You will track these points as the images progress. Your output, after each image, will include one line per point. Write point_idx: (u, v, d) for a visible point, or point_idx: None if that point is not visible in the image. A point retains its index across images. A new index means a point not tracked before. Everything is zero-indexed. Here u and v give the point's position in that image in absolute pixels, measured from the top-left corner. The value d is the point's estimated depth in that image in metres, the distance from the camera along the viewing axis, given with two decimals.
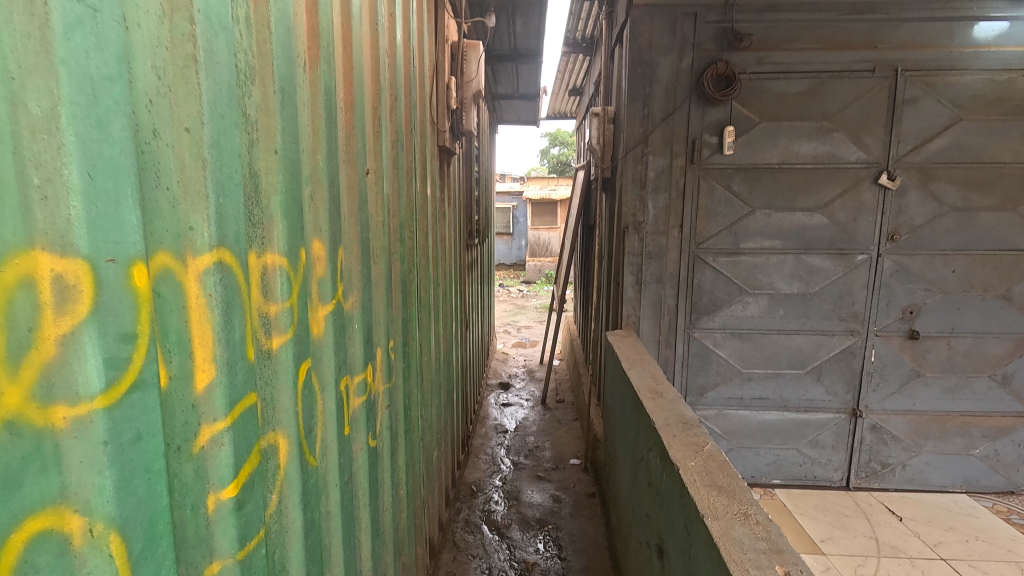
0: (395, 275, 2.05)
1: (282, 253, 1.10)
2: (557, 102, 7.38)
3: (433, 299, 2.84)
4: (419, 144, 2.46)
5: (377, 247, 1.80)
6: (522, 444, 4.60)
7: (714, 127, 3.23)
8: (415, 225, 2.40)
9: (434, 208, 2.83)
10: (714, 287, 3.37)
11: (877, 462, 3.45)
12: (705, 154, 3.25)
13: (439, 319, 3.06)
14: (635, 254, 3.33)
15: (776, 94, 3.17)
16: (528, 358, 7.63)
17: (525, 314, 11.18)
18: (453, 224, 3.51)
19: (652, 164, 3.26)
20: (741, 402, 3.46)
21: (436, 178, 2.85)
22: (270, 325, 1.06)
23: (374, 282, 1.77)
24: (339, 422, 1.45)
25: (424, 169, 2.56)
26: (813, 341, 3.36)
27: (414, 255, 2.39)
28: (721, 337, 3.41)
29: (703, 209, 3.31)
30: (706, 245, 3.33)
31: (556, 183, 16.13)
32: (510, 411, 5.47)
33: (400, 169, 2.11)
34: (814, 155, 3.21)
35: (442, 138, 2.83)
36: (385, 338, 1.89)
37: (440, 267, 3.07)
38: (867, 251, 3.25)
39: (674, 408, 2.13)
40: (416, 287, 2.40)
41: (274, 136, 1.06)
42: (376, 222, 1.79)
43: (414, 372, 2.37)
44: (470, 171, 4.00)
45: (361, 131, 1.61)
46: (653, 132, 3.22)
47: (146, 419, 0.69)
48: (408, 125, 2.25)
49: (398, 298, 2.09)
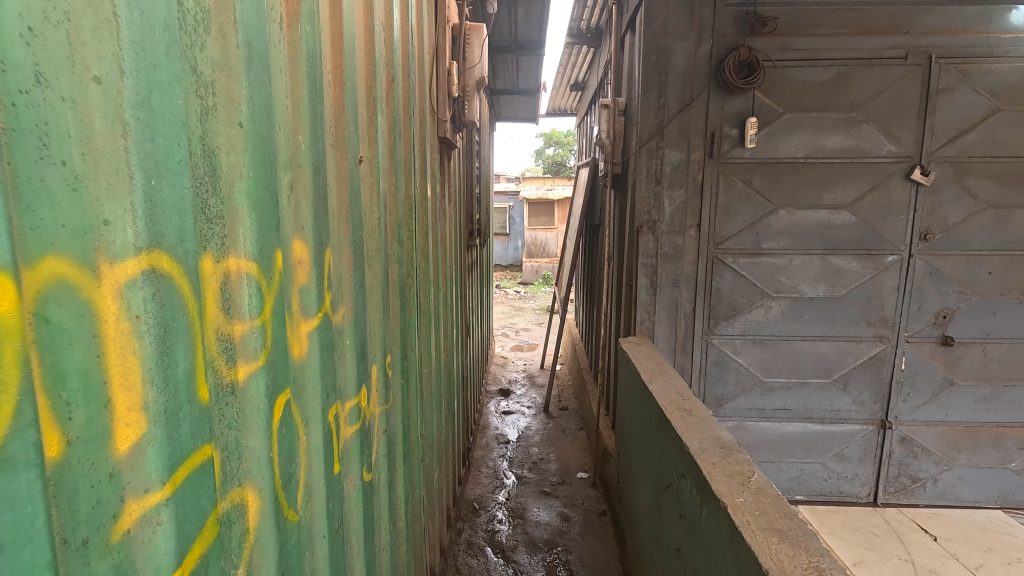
0: (392, 281, 1.80)
1: (249, 257, 0.85)
2: (557, 98, 7.15)
3: (433, 306, 2.59)
4: (418, 134, 2.21)
5: (372, 248, 1.56)
6: (525, 456, 4.37)
7: (734, 118, 3.00)
8: (414, 223, 2.16)
9: (433, 206, 2.59)
10: (733, 290, 3.14)
11: (906, 477, 3.24)
12: (724, 148, 3.03)
13: (439, 326, 2.82)
14: (649, 255, 3.09)
15: (800, 82, 2.95)
16: (528, 363, 7.39)
17: (523, 317, 10.94)
18: (453, 223, 3.26)
19: (668, 158, 3.03)
20: (763, 413, 3.24)
21: (435, 173, 2.60)
22: (234, 351, 0.81)
23: (369, 289, 1.52)
24: (328, 460, 1.20)
25: (423, 162, 2.32)
26: (840, 347, 3.14)
27: (414, 256, 2.15)
28: (741, 344, 3.18)
29: (722, 207, 3.08)
30: (725, 245, 3.11)
31: (552, 183, 15.91)
32: (511, 419, 5.23)
33: (398, 160, 1.87)
34: (842, 149, 2.98)
35: (442, 128, 2.59)
36: (381, 352, 1.64)
37: (441, 270, 2.83)
38: (897, 251, 3.04)
39: (707, 429, 1.89)
40: (414, 292, 2.16)
41: (237, 103, 0.82)
42: (371, 219, 1.55)
43: (413, 387, 2.12)
44: (470, 167, 3.75)
45: (353, 113, 1.37)
46: (668, 123, 2.99)
47: (14, 516, 0.46)
48: (406, 111, 2.00)
49: (396, 305, 1.85)
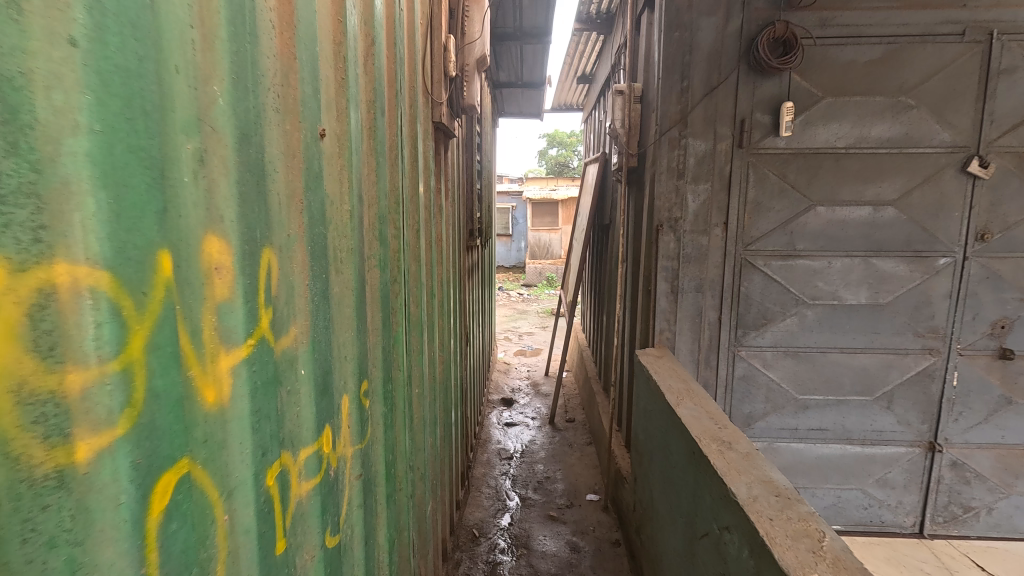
0: (371, 289, 1.47)
1: (104, 262, 0.53)
2: (563, 92, 6.83)
3: (426, 317, 2.27)
4: (408, 116, 1.89)
5: (342, 249, 1.23)
6: (529, 474, 4.06)
7: (766, 103, 2.67)
8: (403, 221, 1.84)
9: (428, 202, 2.27)
10: (764, 296, 2.80)
11: (957, 506, 2.89)
12: (755, 137, 2.70)
13: (434, 338, 2.50)
14: (670, 258, 2.76)
15: (843, 63, 2.62)
16: (531, 370, 7.06)
17: (526, 320, 10.61)
18: (451, 223, 2.94)
19: (693, 148, 2.70)
20: (796, 433, 2.90)
21: (430, 165, 2.28)
22: (68, 417, 0.49)
23: (336, 301, 1.20)
24: (265, 541, 0.87)
25: (414, 149, 1.99)
26: (884, 361, 2.80)
27: (403, 259, 1.84)
28: (772, 356, 2.85)
29: (751, 203, 2.75)
30: (755, 246, 2.77)
31: (556, 183, 15.60)
32: (514, 432, 4.91)
33: (381, 142, 1.54)
34: (888, 138, 2.65)
35: (437, 113, 2.27)
36: (355, 379, 1.32)
37: (437, 275, 2.51)
38: (950, 253, 2.69)
39: (754, 469, 1.56)
40: (402, 302, 1.85)
41: (66, 6, 0.50)
42: (341, 213, 1.22)
43: (398, 414, 1.81)
44: (470, 161, 3.42)
45: (314, 72, 1.05)
46: (692, 109, 2.66)
47: None
48: (392, 87, 1.68)
49: (376, 318, 1.53)
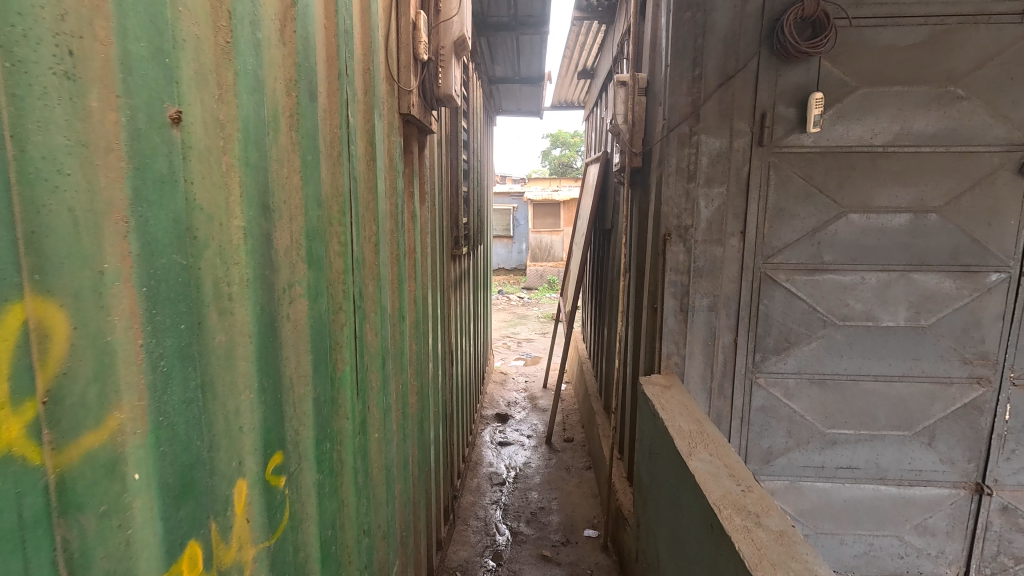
0: (288, 330, 1.11)
1: None
2: (564, 89, 6.48)
3: (391, 346, 1.92)
4: (360, 104, 1.54)
5: (232, 282, 0.89)
6: (522, 504, 3.71)
7: (791, 94, 2.31)
8: (353, 235, 1.48)
9: (394, 209, 1.91)
10: (787, 316, 2.45)
11: (1007, 556, 2.52)
12: (778, 134, 2.34)
13: (407, 366, 2.16)
14: (679, 272, 2.42)
15: (882, 47, 2.25)
16: (529, 381, 6.70)
17: (526, 326, 10.24)
18: (431, 231, 2.60)
19: (706, 147, 2.35)
20: (822, 472, 2.54)
21: (397, 165, 1.92)
22: None
23: (213, 358, 0.84)
24: None
25: (371, 145, 1.63)
26: (925, 391, 2.44)
27: (352, 281, 1.49)
28: (796, 384, 2.49)
29: (774, 209, 2.39)
30: (777, 259, 2.42)
31: (558, 184, 15.23)
32: (508, 453, 4.57)
33: (310, 135, 1.19)
34: (933, 135, 2.29)
35: (406, 104, 1.92)
36: (257, 456, 0.97)
37: (408, 294, 2.16)
38: (1004, 268, 2.33)
39: (794, 561, 1.20)
40: (351, 335, 1.49)
41: None
42: (229, 232, 0.87)
43: (344, 475, 1.46)
44: (456, 160, 3.08)
45: (159, 24, 0.70)
46: (705, 102, 2.32)
47: None
48: (331, 67, 1.33)
49: (302, 364, 1.18)
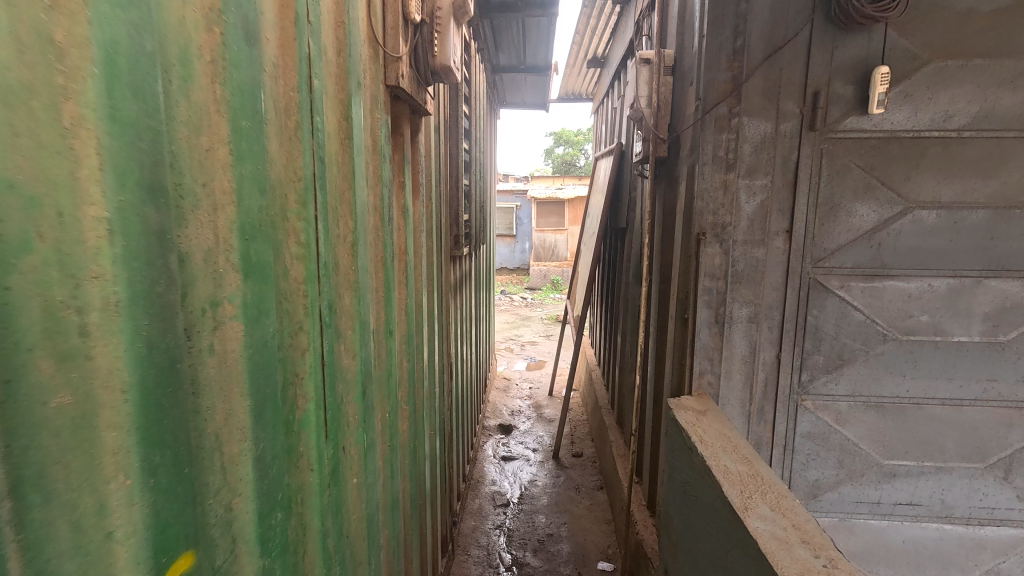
0: (206, 369, 0.77)
1: None
2: (571, 79, 6.14)
3: (376, 369, 1.59)
4: (331, 66, 1.21)
5: (89, 307, 0.55)
6: (528, 529, 3.38)
7: (849, 70, 1.97)
8: (320, 233, 1.15)
9: (379, 202, 1.58)
10: (839, 329, 2.11)
11: None
12: (832, 116, 2.00)
13: (396, 389, 1.82)
14: (715, 277, 2.09)
15: (958, 13, 1.91)
16: (534, 387, 6.37)
17: (529, 328, 9.91)
18: (427, 230, 2.27)
19: (748, 132, 2.02)
20: (877, 509, 2.20)
21: (383, 148, 1.59)
22: None
23: (41, 435, 0.51)
24: None
25: (348, 120, 1.30)
26: (1000, 417, 2.10)
27: (320, 293, 1.15)
28: (849, 408, 2.16)
29: (827, 205, 2.05)
30: (829, 263, 2.08)
31: (562, 182, 14.89)
32: (512, 469, 4.24)
33: (249, 93, 0.85)
34: (1016, 118, 1.95)
35: (395, 74, 1.59)
36: (141, 570, 0.64)
37: (398, 304, 1.82)
38: None
39: None
40: (318, 364, 1.16)
41: None
42: (77, 226, 0.54)
43: (309, 545, 1.13)
44: (456, 149, 2.73)
45: None
46: (748, 78, 1.98)
47: None
48: (282, 6, 0.99)
49: (237, 415, 0.84)
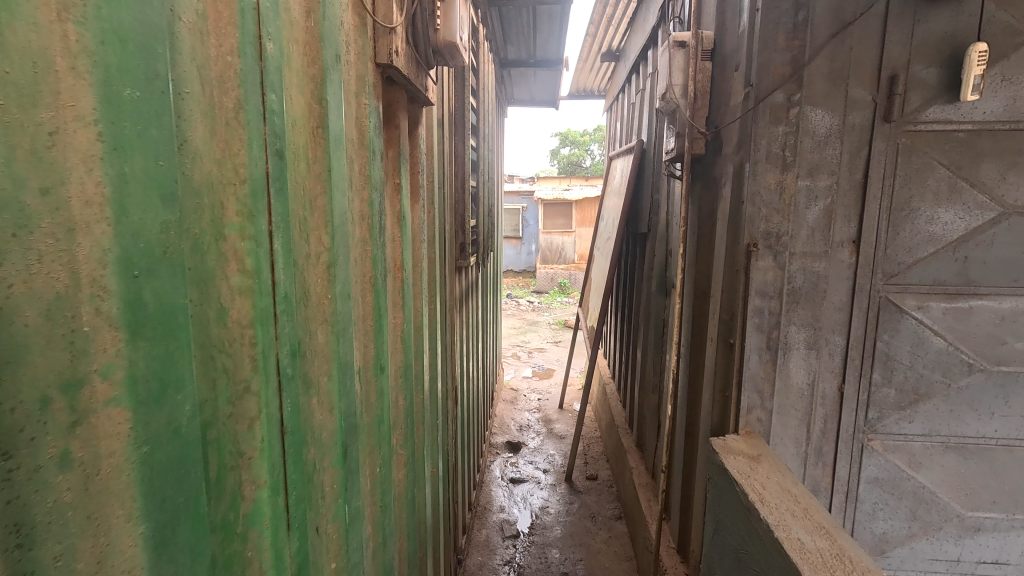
0: (48, 496, 0.46)
1: None
2: (583, 75, 5.83)
3: (363, 416, 1.28)
4: (296, 29, 0.90)
5: None
6: (541, 566, 3.06)
7: (932, 49, 1.65)
8: (279, 255, 0.84)
9: (368, 210, 1.27)
10: (915, 356, 1.79)
11: None
12: (912, 104, 1.68)
13: (391, 433, 1.51)
14: (768, 296, 1.77)
15: None
16: (543, 399, 6.05)
17: (536, 334, 9.59)
18: (429, 241, 1.96)
19: (810, 123, 1.70)
20: (955, 568, 1.87)
21: (372, 142, 1.28)
22: None
23: None
24: None
25: (322, 103, 0.99)
26: None
27: (279, 336, 0.85)
28: (924, 450, 1.83)
29: (903, 211, 1.73)
30: (905, 280, 1.75)
31: (569, 183, 14.57)
32: (521, 493, 3.93)
33: (145, 46, 0.55)
34: None
35: (387, 49, 1.28)
36: None
37: (391, 331, 1.52)
38: None
39: None
40: (277, 434, 0.85)
41: None
42: None
43: None
44: (463, 146, 2.42)
45: None
46: (811, 59, 1.66)
47: None
48: None
49: (123, 553, 0.54)
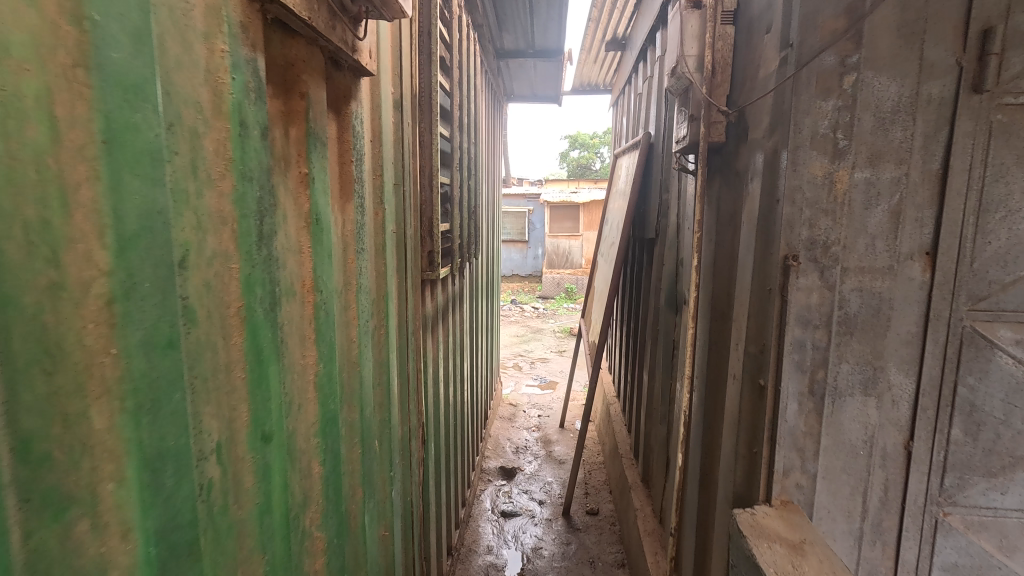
0: None
1: None
2: (586, 67, 5.42)
3: (229, 510, 0.87)
4: None
5: None
6: None
7: None
8: None
9: (235, 210, 0.87)
10: (1011, 406, 1.34)
11: None
12: (1011, 68, 1.24)
13: (294, 518, 1.09)
14: (811, 324, 1.34)
15: None
16: (543, 416, 5.62)
17: (541, 343, 9.14)
18: (373, 250, 1.55)
19: (871, 94, 1.27)
20: None
21: (245, 111, 0.88)
22: None
23: None
24: None
25: (84, 24, 0.58)
26: None
27: None
28: (1020, 530, 1.38)
29: (1000, 210, 1.28)
30: (999, 305, 1.31)
31: (576, 185, 14.16)
32: (512, 530, 3.49)
33: None
34: None
35: None
36: None
37: (297, 376, 1.11)
38: None
39: None
40: None
41: None
42: None
43: None
44: (430, 134, 2.00)
45: None
46: (873, 7, 1.23)
47: None
48: None
49: None
